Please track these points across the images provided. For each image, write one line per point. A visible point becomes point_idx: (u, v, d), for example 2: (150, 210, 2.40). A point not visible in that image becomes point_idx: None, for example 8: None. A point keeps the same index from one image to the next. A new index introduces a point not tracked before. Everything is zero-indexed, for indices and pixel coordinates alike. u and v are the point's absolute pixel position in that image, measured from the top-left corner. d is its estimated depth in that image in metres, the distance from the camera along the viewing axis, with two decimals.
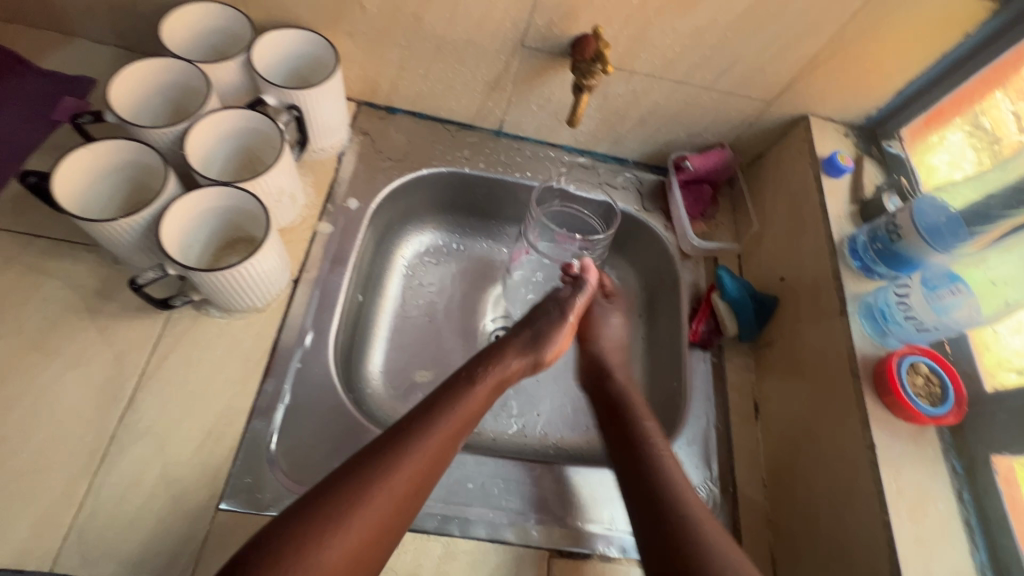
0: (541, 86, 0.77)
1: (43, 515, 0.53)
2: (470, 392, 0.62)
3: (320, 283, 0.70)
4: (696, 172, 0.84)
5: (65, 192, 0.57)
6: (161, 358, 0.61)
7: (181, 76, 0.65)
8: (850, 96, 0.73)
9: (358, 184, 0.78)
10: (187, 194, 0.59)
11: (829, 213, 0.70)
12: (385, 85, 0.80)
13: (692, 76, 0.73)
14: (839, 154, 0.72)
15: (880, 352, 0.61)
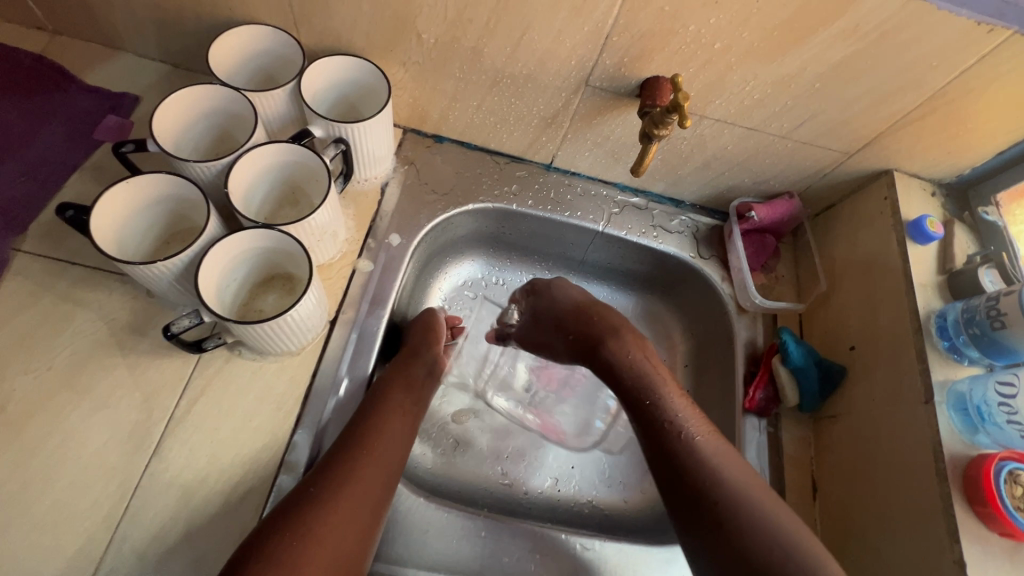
0: (600, 124, 0.72)
1: (61, 570, 0.50)
2: (410, 371, 0.65)
3: (358, 325, 0.66)
4: (761, 222, 0.78)
5: (104, 226, 0.55)
6: (191, 400, 0.59)
7: (228, 103, 0.62)
8: (944, 153, 0.67)
9: (401, 218, 0.74)
10: (230, 237, 0.55)
11: (914, 284, 0.64)
12: (434, 115, 0.76)
13: (768, 124, 0.67)
14: (928, 218, 0.66)
15: (970, 451, 0.55)
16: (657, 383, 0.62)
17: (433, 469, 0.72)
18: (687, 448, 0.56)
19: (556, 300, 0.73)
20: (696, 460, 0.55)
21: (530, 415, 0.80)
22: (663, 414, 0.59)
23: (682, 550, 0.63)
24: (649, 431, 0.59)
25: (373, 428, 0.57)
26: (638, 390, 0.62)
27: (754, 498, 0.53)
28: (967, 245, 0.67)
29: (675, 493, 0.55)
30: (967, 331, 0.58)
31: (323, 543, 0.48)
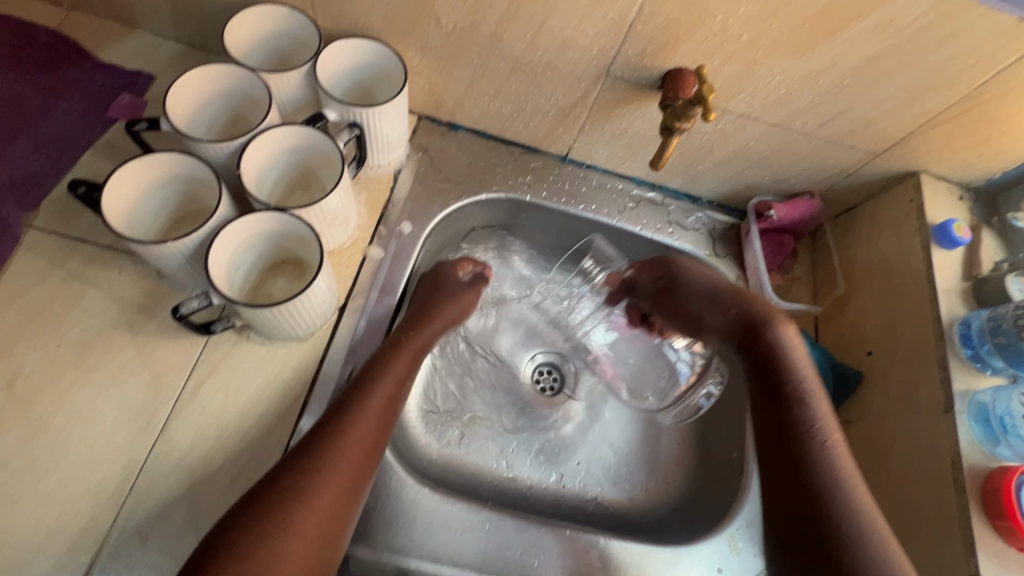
0: (619, 116, 0.70)
1: (66, 547, 0.50)
2: (395, 355, 0.60)
3: (367, 313, 0.66)
4: (780, 222, 0.77)
5: (117, 205, 0.54)
6: (198, 383, 0.58)
7: (242, 84, 0.61)
8: (974, 156, 0.65)
9: (413, 206, 0.73)
10: (241, 219, 0.55)
11: (937, 290, 0.62)
12: (450, 102, 0.74)
13: (793, 121, 0.65)
14: (955, 222, 0.64)
15: (990, 462, 0.54)
16: (805, 383, 0.58)
17: (437, 461, 0.72)
18: (820, 458, 0.54)
19: (703, 277, 0.69)
20: (832, 469, 0.53)
21: (539, 409, 0.79)
22: (804, 419, 0.56)
23: (688, 552, 0.62)
24: (784, 429, 0.56)
25: (358, 407, 0.54)
26: (790, 388, 0.58)
27: (864, 515, 0.50)
28: (994, 251, 0.64)
29: (788, 496, 0.53)
30: (992, 339, 0.56)
31: (299, 528, 0.47)
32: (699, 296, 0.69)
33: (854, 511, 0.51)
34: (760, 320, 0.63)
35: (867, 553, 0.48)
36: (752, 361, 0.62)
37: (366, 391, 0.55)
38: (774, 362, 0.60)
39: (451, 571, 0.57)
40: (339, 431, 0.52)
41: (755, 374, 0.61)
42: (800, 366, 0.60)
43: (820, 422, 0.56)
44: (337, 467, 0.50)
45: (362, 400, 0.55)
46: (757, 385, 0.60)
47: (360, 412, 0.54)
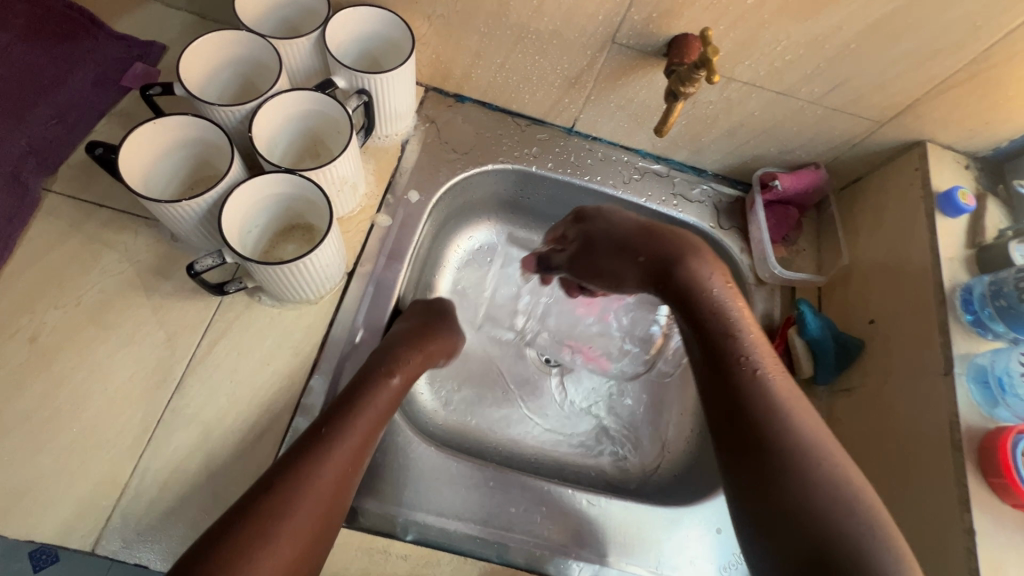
0: (625, 86, 0.70)
1: (88, 493, 0.52)
2: (382, 383, 0.57)
3: (374, 278, 0.67)
4: (784, 192, 0.76)
5: (133, 163, 0.56)
6: (212, 343, 0.60)
7: (253, 51, 0.62)
8: (980, 124, 0.64)
9: (420, 175, 0.74)
10: (252, 179, 0.56)
11: (939, 257, 0.62)
12: (457, 72, 0.75)
13: (798, 89, 0.65)
14: (960, 189, 0.64)
15: (987, 424, 0.54)
16: (727, 311, 0.57)
17: (444, 425, 0.74)
18: (752, 382, 0.53)
19: (615, 227, 0.68)
20: (761, 388, 0.52)
21: (544, 378, 0.81)
22: (734, 347, 0.55)
23: (687, 513, 0.64)
24: (717, 359, 0.55)
25: (349, 420, 0.52)
26: (715, 319, 0.57)
27: (808, 435, 0.50)
28: (998, 219, 0.65)
29: (729, 418, 0.53)
30: (994, 303, 0.56)
31: (288, 536, 0.44)
32: (610, 245, 0.67)
33: (795, 431, 0.50)
34: (673, 254, 0.62)
35: (808, 463, 0.48)
36: (676, 294, 0.61)
37: (357, 406, 0.54)
38: (692, 297, 0.59)
39: (457, 524, 0.59)
40: (328, 443, 0.50)
41: (683, 309, 0.60)
42: (721, 294, 0.59)
43: (749, 347, 0.55)
44: (324, 479, 0.48)
45: (354, 416, 0.53)
46: (689, 319, 0.59)
47: (350, 423, 0.52)
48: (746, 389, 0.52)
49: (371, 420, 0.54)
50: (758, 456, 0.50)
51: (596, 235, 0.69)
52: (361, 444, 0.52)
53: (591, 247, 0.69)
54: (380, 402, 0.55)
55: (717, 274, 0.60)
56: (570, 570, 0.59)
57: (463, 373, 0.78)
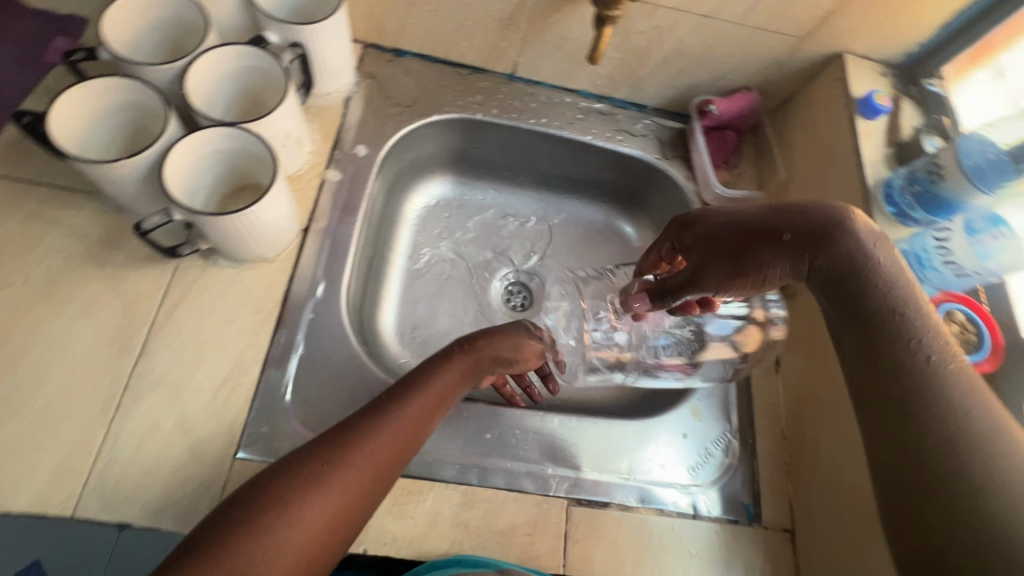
0: (558, 23, 0.72)
1: (61, 462, 0.52)
2: (443, 368, 0.55)
3: (330, 233, 0.68)
4: (721, 117, 0.80)
5: (66, 118, 0.55)
6: (171, 308, 0.60)
7: (179, 11, 0.61)
8: (891, 30, 0.68)
9: (366, 130, 0.74)
10: (190, 134, 0.56)
11: (863, 157, 0.67)
12: (392, 24, 0.75)
13: (721, 11, 0.68)
14: (876, 93, 0.68)
15: None
16: (881, 279, 0.48)
17: None
18: (909, 358, 0.43)
19: (732, 213, 0.58)
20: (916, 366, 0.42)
21: None
22: (898, 331, 0.44)
23: (654, 424, 0.67)
24: (863, 330, 0.46)
25: (365, 438, 0.47)
26: (881, 299, 0.46)
27: (972, 411, 0.39)
28: (913, 118, 0.69)
29: (879, 400, 0.42)
30: (911, 191, 0.60)
31: (278, 551, 0.40)
32: (729, 237, 0.57)
33: (961, 406, 0.40)
34: (825, 225, 0.52)
35: (975, 445, 0.38)
36: (819, 270, 0.51)
37: (378, 417, 0.49)
38: (847, 265, 0.49)
39: (435, 455, 0.61)
40: (342, 453, 0.45)
41: (829, 287, 0.50)
42: (886, 265, 0.48)
43: (920, 331, 0.44)
44: (329, 497, 0.43)
45: (372, 428, 0.48)
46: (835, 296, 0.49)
47: (370, 438, 0.47)
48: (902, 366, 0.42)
49: (430, 400, 0.52)
50: (899, 436, 0.40)
51: (727, 218, 0.58)
52: (379, 467, 0.47)
53: (712, 242, 0.58)
54: (405, 423, 0.50)
55: (881, 241, 0.50)
56: (549, 485, 0.61)
57: (431, 326, 0.80)
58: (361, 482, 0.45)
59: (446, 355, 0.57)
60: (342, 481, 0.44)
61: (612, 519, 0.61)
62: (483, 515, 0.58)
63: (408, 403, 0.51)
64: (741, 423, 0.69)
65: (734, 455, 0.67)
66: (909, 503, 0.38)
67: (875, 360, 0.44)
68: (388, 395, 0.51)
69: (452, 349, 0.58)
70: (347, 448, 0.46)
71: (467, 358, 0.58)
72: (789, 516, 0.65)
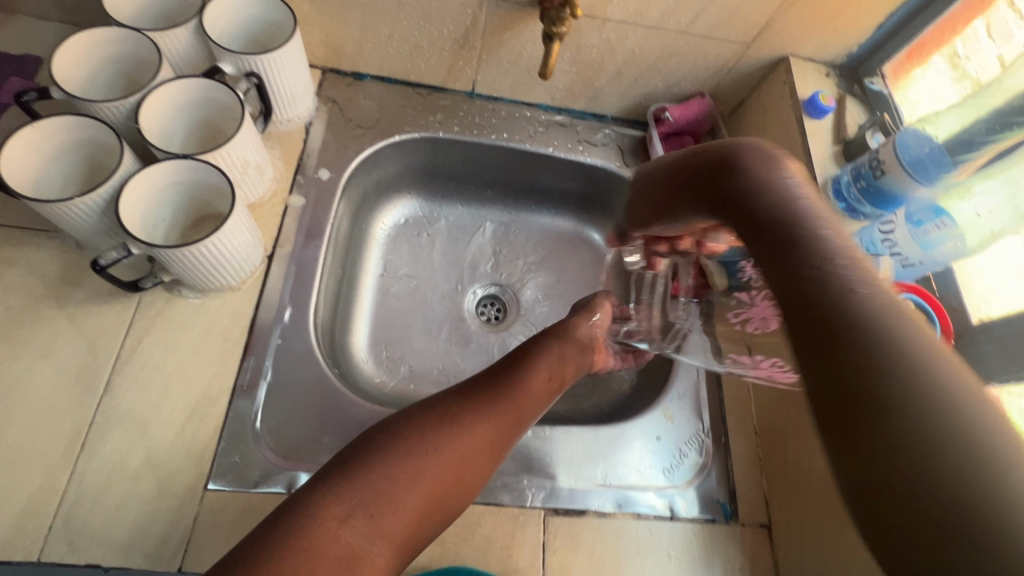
0: (511, 41, 0.74)
1: (25, 506, 0.51)
2: (531, 375, 0.59)
3: (296, 257, 0.68)
4: (676, 123, 0.82)
5: (22, 150, 0.54)
6: (136, 342, 0.60)
7: (130, 45, 0.61)
8: (830, 33, 0.71)
9: (328, 154, 0.75)
10: (145, 169, 0.56)
11: (811, 155, 0.69)
12: (349, 49, 0.76)
13: (667, 21, 0.70)
14: (820, 93, 0.70)
15: None
16: (796, 211, 0.40)
17: (391, 392, 0.76)
18: (843, 298, 0.33)
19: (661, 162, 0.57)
20: (862, 302, 0.33)
21: (484, 336, 0.83)
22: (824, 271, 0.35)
23: (627, 428, 0.68)
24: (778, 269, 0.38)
25: (463, 426, 0.51)
26: (801, 232, 0.39)
27: (926, 348, 0.30)
28: (858, 115, 0.71)
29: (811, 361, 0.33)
30: (856, 185, 0.62)
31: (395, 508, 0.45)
32: (660, 182, 0.56)
33: (902, 346, 0.30)
34: (728, 162, 0.47)
35: (918, 401, 0.28)
36: (724, 209, 0.47)
37: (476, 411, 0.53)
38: (740, 194, 0.45)
39: None
40: (449, 435, 0.50)
41: (753, 230, 0.43)
42: (803, 206, 0.40)
43: (839, 264, 0.35)
44: (432, 474, 0.48)
45: (475, 418, 0.53)
46: (744, 230, 0.44)
47: (471, 429, 0.52)
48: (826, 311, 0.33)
49: (517, 403, 0.56)
50: (841, 412, 0.31)
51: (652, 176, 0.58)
52: (484, 452, 0.52)
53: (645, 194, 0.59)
54: (504, 417, 0.54)
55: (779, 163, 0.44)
56: (525, 497, 0.62)
57: (407, 344, 0.80)
58: (472, 461, 0.51)
59: (522, 355, 0.62)
60: (448, 461, 0.49)
61: (590, 526, 0.61)
62: (461, 531, 0.58)
63: (514, 399, 0.56)
64: (713, 421, 0.70)
65: (708, 453, 0.68)
66: (864, 472, 0.29)
67: (801, 309, 0.35)
68: (476, 390, 0.55)
69: (527, 349, 0.63)
70: (453, 431, 0.51)
71: (542, 360, 0.62)
72: (764, 512, 0.66)
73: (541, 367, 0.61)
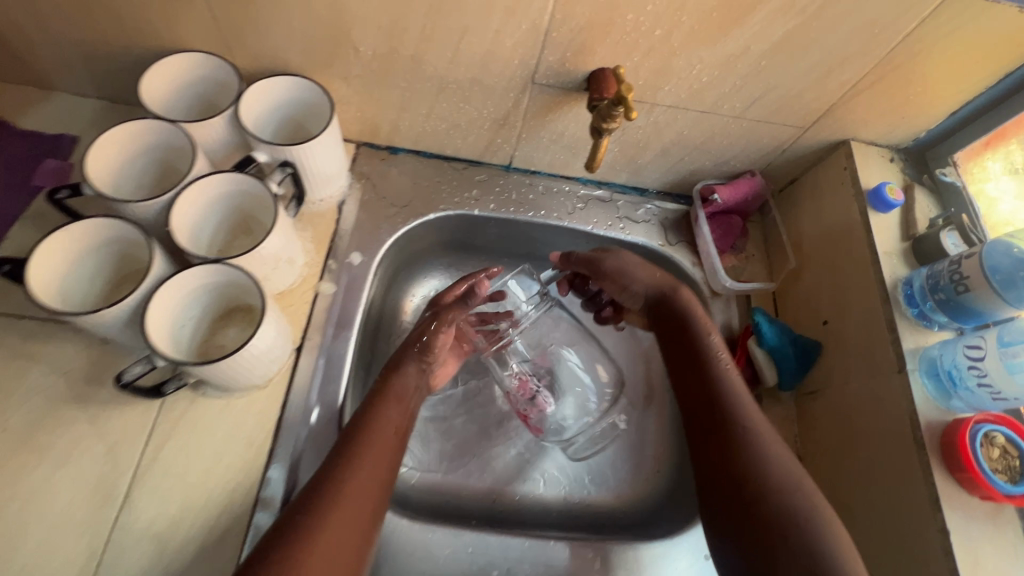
0: (553, 121, 0.70)
1: None
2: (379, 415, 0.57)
3: (324, 350, 0.65)
4: (725, 204, 0.77)
5: (54, 250, 0.53)
6: (158, 447, 0.57)
7: (164, 136, 0.60)
8: (898, 119, 0.66)
9: (361, 235, 0.73)
10: (176, 275, 0.54)
11: (878, 252, 0.64)
12: (385, 126, 0.74)
13: (720, 106, 0.66)
14: (888, 185, 0.66)
15: (945, 416, 0.56)
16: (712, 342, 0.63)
17: (418, 485, 0.72)
18: (735, 405, 0.57)
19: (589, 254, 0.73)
20: (739, 404, 0.58)
21: (516, 419, 0.79)
22: (722, 382, 0.60)
23: (672, 546, 0.63)
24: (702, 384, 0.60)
25: (349, 467, 0.51)
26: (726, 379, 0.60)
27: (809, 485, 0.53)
28: (928, 209, 0.67)
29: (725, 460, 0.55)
30: (933, 297, 0.58)
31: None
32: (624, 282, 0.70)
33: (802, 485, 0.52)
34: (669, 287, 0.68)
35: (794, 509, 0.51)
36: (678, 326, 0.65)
37: (352, 457, 0.52)
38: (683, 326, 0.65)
39: None
40: (341, 490, 0.50)
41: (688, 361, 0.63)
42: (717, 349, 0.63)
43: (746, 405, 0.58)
44: (336, 535, 0.47)
45: (360, 458, 0.52)
46: (674, 353, 0.64)
47: (356, 468, 0.52)
48: (724, 412, 0.57)
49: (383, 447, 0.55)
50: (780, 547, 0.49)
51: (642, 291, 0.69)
52: (372, 490, 0.52)
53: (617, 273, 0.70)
54: (382, 434, 0.56)
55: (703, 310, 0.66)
56: None
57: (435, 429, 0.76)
58: (361, 507, 0.50)
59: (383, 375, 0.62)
60: (346, 509, 0.49)
61: None
62: None
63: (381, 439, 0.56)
64: None
65: None
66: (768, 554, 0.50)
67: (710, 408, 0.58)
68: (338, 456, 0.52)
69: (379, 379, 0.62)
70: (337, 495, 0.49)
71: (398, 379, 0.62)
72: None
73: (398, 394, 0.60)
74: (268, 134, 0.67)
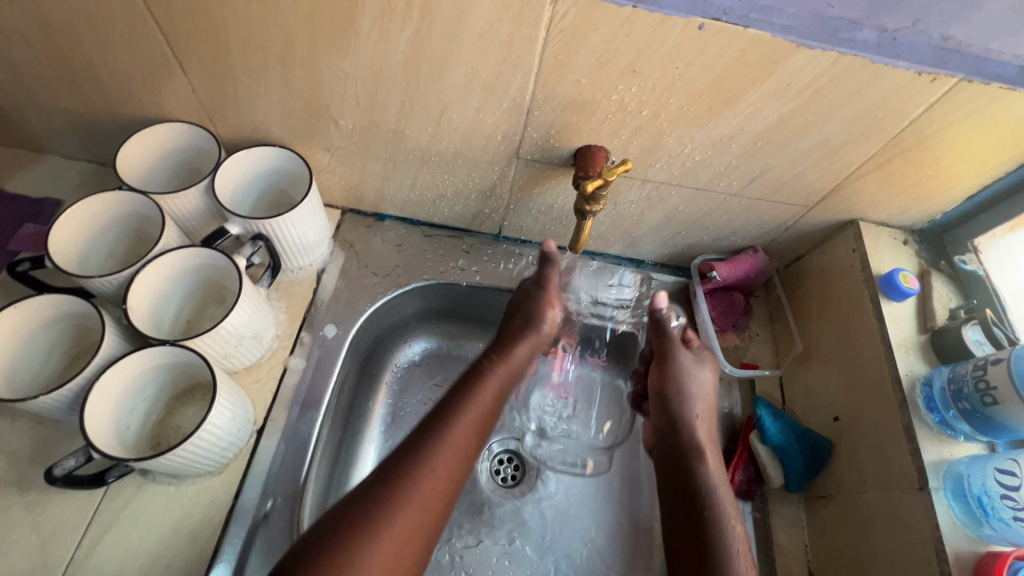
0: (541, 194, 0.68)
1: None
2: (483, 384, 0.59)
3: (288, 433, 0.61)
4: (724, 281, 0.72)
5: (2, 331, 0.51)
6: (96, 539, 0.53)
7: (133, 205, 0.59)
8: (908, 201, 0.62)
9: (338, 306, 0.70)
10: (127, 356, 0.51)
11: (893, 346, 0.58)
12: (370, 195, 0.72)
13: (716, 185, 0.62)
14: (901, 272, 0.60)
15: (974, 546, 0.49)
16: (705, 457, 0.59)
17: None
18: (703, 489, 0.57)
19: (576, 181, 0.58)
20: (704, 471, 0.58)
21: (499, 505, 0.73)
22: (702, 471, 0.58)
23: None
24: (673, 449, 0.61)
25: (456, 416, 0.55)
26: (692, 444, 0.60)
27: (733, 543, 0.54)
28: (947, 299, 0.62)
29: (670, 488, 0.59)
30: (957, 405, 0.52)
31: (409, 515, 0.47)
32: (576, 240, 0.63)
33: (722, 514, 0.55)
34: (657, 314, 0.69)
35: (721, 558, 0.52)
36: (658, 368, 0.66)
37: (464, 401, 0.56)
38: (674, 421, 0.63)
39: None
40: (437, 443, 0.52)
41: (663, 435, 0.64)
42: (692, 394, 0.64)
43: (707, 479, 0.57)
44: (443, 468, 0.51)
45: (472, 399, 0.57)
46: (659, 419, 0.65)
47: (456, 419, 0.54)
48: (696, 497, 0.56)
49: (480, 407, 0.57)
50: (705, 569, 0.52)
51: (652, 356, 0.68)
52: (466, 442, 0.54)
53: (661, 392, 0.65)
54: (487, 400, 0.58)
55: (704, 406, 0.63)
56: None
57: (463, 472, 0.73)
58: (455, 454, 0.52)
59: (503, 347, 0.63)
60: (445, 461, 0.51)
61: None
62: None
63: (482, 401, 0.57)
64: None
65: None
66: None
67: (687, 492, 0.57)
68: (445, 401, 0.57)
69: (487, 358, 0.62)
70: (437, 438, 0.53)
71: (505, 364, 0.62)
72: None
73: (496, 371, 0.60)
74: (247, 203, 0.65)
